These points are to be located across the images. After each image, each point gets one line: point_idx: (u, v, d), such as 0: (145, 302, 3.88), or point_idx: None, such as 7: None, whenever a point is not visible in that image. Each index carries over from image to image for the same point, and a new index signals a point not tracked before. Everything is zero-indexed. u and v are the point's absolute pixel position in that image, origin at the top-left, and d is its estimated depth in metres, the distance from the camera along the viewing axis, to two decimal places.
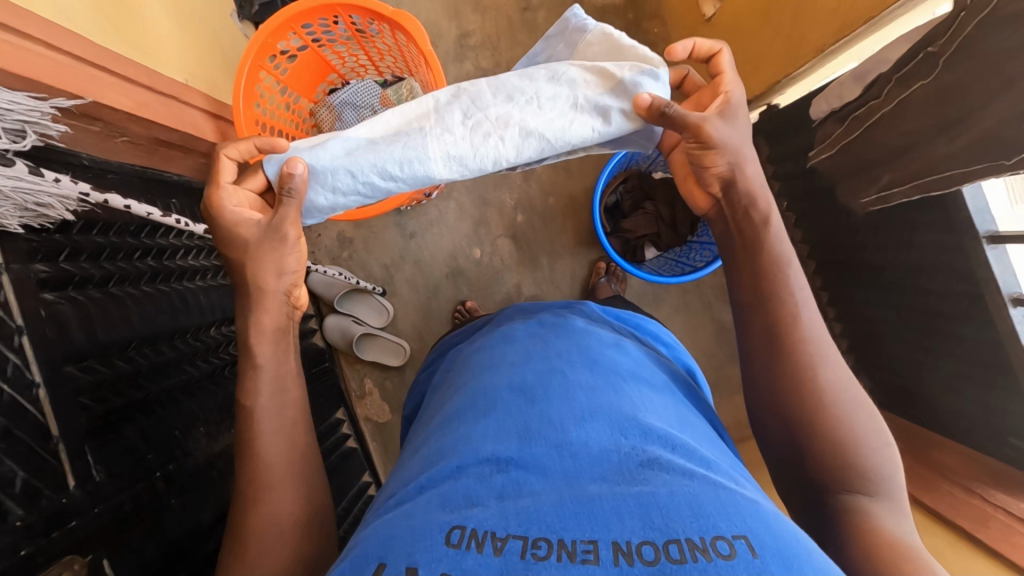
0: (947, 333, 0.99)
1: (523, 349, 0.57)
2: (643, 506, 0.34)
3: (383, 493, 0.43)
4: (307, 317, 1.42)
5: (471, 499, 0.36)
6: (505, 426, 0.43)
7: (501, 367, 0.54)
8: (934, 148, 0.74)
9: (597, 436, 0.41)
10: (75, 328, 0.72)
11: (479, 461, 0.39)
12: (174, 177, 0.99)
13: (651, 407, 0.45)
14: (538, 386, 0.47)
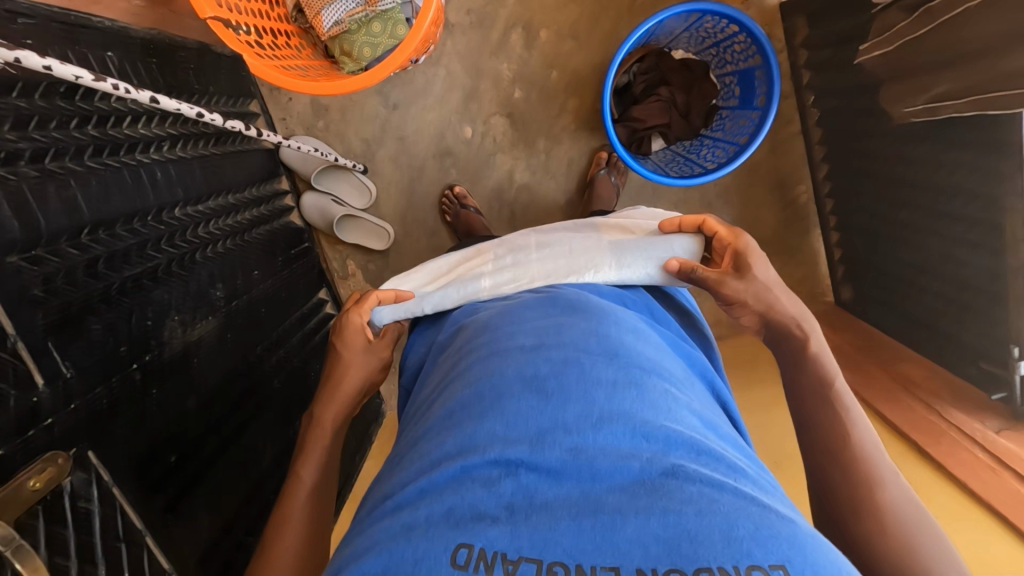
0: (948, 257, 0.97)
1: (531, 317, 0.53)
2: (669, 529, 0.31)
3: (384, 481, 0.42)
4: (282, 193, 1.32)
5: (478, 509, 0.34)
6: (514, 418, 0.40)
7: (508, 337, 0.50)
8: (1011, 58, 0.63)
9: (616, 436, 0.38)
10: (9, 214, 0.64)
11: (486, 463, 0.36)
12: (102, 21, 0.81)
13: (674, 398, 0.42)
14: (551, 368, 0.43)
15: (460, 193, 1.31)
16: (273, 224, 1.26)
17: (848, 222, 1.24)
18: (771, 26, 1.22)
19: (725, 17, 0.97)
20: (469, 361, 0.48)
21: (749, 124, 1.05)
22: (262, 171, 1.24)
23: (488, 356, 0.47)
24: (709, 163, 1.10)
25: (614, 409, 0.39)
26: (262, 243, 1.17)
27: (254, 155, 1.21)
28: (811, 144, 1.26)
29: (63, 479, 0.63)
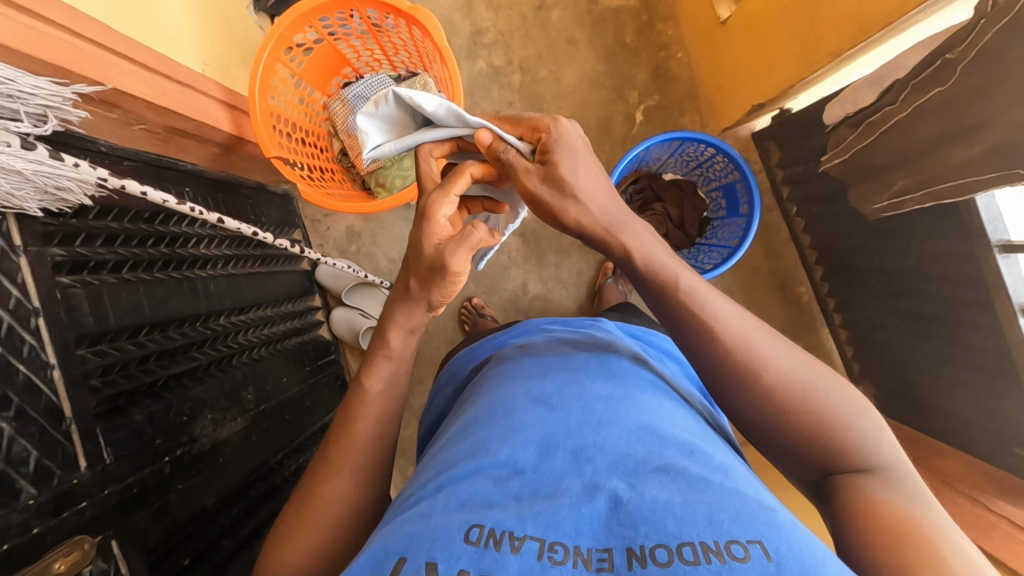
0: (951, 341, 0.99)
1: (538, 357, 0.64)
2: (656, 510, 0.40)
3: (408, 490, 0.51)
4: (313, 309, 1.43)
5: (489, 502, 0.43)
6: (522, 433, 0.50)
7: (518, 373, 0.61)
8: (947, 153, 0.74)
9: (613, 442, 0.47)
10: (87, 312, 0.73)
11: (497, 467, 0.46)
12: (188, 165, 0.99)
13: (666, 412, 0.52)
14: (557, 396, 0.54)
15: (477, 303, 1.41)
16: (304, 336, 1.36)
17: (852, 317, 1.29)
18: (748, 151, 1.40)
19: (702, 143, 1.13)
20: (485, 394, 0.59)
21: (740, 230, 1.16)
22: (297, 289, 1.37)
23: (500, 387, 0.58)
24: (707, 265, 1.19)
25: (609, 426, 0.49)
26: (292, 353, 1.25)
27: (292, 275, 1.35)
28: (802, 248, 1.36)
29: (83, 566, 0.64)
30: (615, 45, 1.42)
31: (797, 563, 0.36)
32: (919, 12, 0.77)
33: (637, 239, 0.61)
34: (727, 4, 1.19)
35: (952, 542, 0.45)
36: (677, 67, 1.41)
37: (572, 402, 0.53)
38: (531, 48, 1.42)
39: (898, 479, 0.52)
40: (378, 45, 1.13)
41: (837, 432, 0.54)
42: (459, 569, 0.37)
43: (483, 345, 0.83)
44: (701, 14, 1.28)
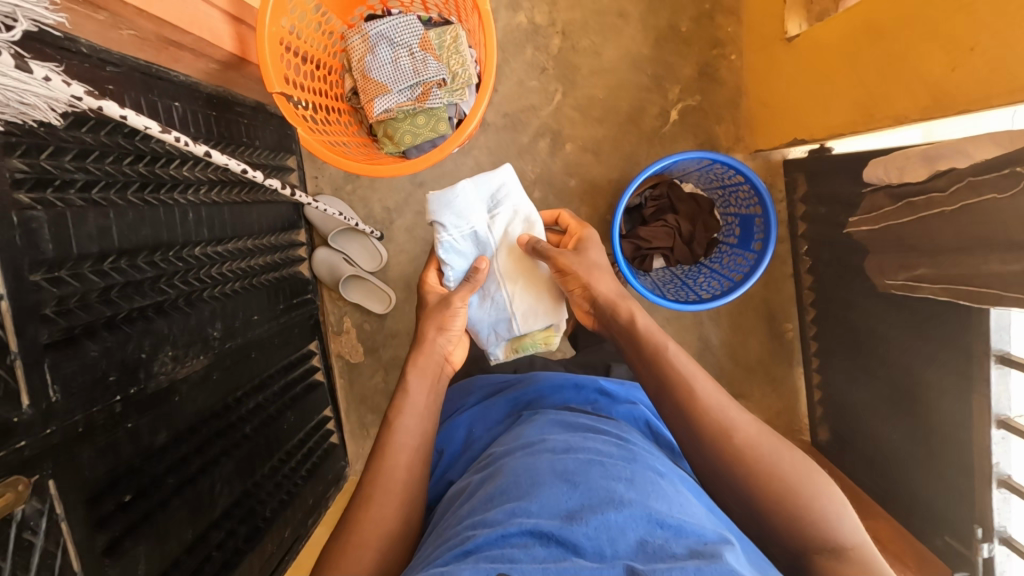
0: (919, 424, 1.01)
1: (558, 430, 0.65)
2: None
3: (433, 551, 0.53)
4: (297, 244, 1.37)
5: (512, 561, 0.45)
6: (546, 500, 0.51)
7: (540, 441, 0.62)
8: (982, 262, 0.71)
9: (631, 512, 0.48)
10: (47, 237, 0.67)
11: (523, 531, 0.48)
12: (178, 76, 0.90)
13: (681, 497, 0.53)
14: (580, 466, 0.55)
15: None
16: (283, 271, 1.31)
17: (829, 366, 1.29)
18: (774, 177, 1.34)
19: (734, 168, 1.06)
20: (510, 458, 0.61)
21: (747, 266, 1.12)
22: (283, 222, 1.30)
23: (523, 455, 0.60)
24: (707, 293, 1.16)
25: (627, 497, 0.50)
26: (268, 288, 1.21)
27: (279, 206, 1.27)
28: (802, 287, 1.35)
29: (17, 506, 0.62)
30: (667, 30, 1.30)
31: None
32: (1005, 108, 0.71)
33: (645, 318, 0.83)
34: (799, 20, 1.09)
35: None
36: (727, 70, 1.31)
37: (592, 474, 0.54)
38: (578, 13, 1.30)
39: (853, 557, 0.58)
40: None
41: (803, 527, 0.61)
42: None
43: (499, 403, 0.88)
44: (768, 22, 1.17)
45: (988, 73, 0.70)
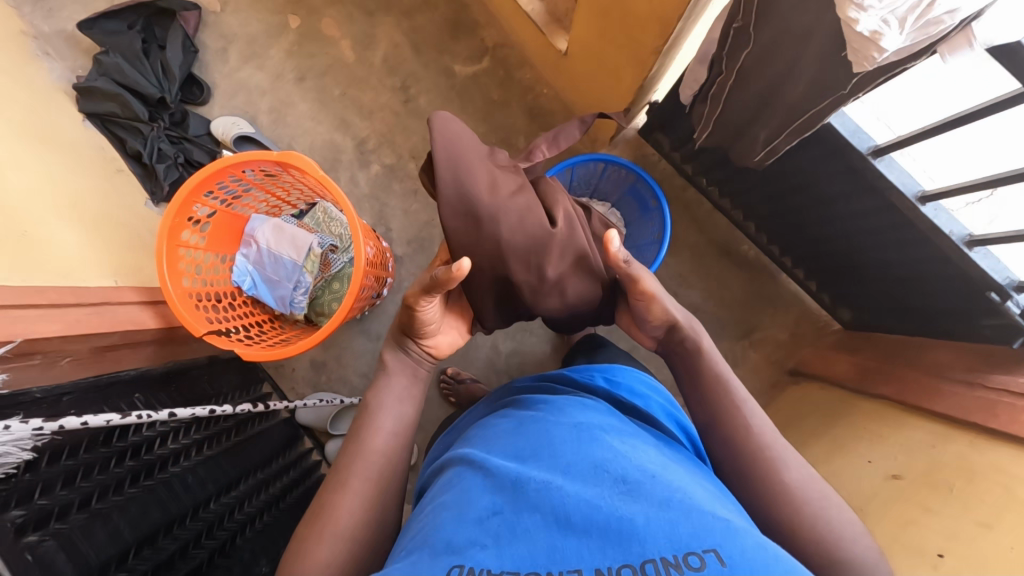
0: (883, 249, 1.03)
1: (505, 422, 0.66)
2: (626, 536, 0.44)
3: (400, 541, 0.53)
4: (307, 452, 1.42)
5: (470, 541, 0.46)
6: (492, 476, 0.53)
7: (490, 439, 0.63)
8: (784, 99, 0.79)
9: (582, 475, 0.51)
10: (64, 562, 0.71)
11: (476, 512, 0.48)
12: (130, 370, 0.97)
13: (629, 443, 0.57)
14: (531, 442, 0.57)
15: (453, 372, 1.42)
16: (305, 484, 1.33)
17: (800, 255, 1.31)
18: (641, 148, 1.46)
19: (592, 161, 1.22)
20: (449, 470, 0.61)
21: (659, 221, 1.22)
22: (284, 440, 1.36)
23: (464, 467, 0.58)
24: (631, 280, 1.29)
25: (584, 470, 0.51)
26: (294, 506, 1.23)
27: (272, 429, 1.34)
28: (726, 212, 1.42)
29: None
30: (486, 103, 1.50)
31: None
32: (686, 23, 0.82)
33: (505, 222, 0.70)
34: (562, 36, 1.26)
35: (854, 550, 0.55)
36: (548, 101, 1.50)
37: (539, 450, 0.56)
38: (415, 136, 1.50)
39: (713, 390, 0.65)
40: (267, 191, 1.18)
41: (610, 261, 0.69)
42: None
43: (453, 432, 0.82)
44: (546, 51, 1.35)
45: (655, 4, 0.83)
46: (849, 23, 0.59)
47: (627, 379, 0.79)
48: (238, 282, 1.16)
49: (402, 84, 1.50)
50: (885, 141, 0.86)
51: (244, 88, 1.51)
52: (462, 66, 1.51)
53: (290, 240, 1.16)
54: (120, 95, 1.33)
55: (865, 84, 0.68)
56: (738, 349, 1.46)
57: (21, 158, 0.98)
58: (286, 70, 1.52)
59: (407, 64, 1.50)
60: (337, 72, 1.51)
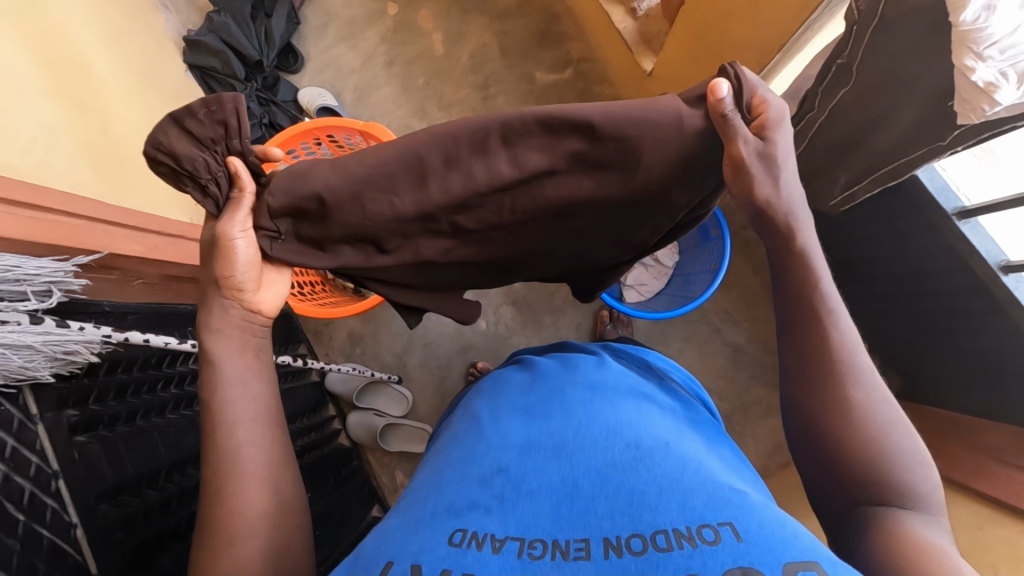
0: (950, 315, 0.99)
1: (521, 380, 0.67)
2: (635, 504, 0.43)
3: (404, 495, 0.54)
4: (330, 418, 1.45)
5: (473, 503, 0.45)
6: (506, 439, 0.53)
7: (504, 393, 0.64)
8: (875, 141, 0.79)
9: (591, 439, 0.50)
10: (105, 466, 0.73)
11: (481, 470, 0.48)
12: (187, 307, 1.04)
13: (647, 412, 0.56)
14: (540, 406, 0.58)
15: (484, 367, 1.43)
16: (325, 447, 1.35)
17: (856, 312, 1.28)
18: None
19: None
20: (460, 421, 0.62)
21: (719, 251, 1.24)
22: (311, 402, 1.39)
23: (476, 421, 0.59)
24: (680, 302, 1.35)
25: (595, 437, 0.50)
26: (314, 468, 1.22)
27: (302, 388, 1.37)
28: None
29: None
30: None
31: (675, 559, 0.38)
32: (779, 60, 0.84)
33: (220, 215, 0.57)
34: (649, 56, 1.28)
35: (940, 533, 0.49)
36: None
37: (553, 412, 0.56)
38: None
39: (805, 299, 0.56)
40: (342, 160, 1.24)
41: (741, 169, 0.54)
42: (442, 570, 0.39)
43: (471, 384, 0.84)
44: (630, 70, 1.37)
45: (757, 34, 0.84)
46: (963, 72, 0.59)
47: (651, 356, 0.80)
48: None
49: (483, 82, 1.55)
50: (974, 204, 0.84)
51: (334, 64, 1.59)
52: (544, 73, 1.54)
53: None
54: (222, 52, 1.39)
55: (966, 139, 0.67)
56: (774, 397, 1.42)
57: (132, 94, 1.05)
58: (377, 53, 1.58)
59: (491, 64, 1.55)
60: (425, 61, 1.57)
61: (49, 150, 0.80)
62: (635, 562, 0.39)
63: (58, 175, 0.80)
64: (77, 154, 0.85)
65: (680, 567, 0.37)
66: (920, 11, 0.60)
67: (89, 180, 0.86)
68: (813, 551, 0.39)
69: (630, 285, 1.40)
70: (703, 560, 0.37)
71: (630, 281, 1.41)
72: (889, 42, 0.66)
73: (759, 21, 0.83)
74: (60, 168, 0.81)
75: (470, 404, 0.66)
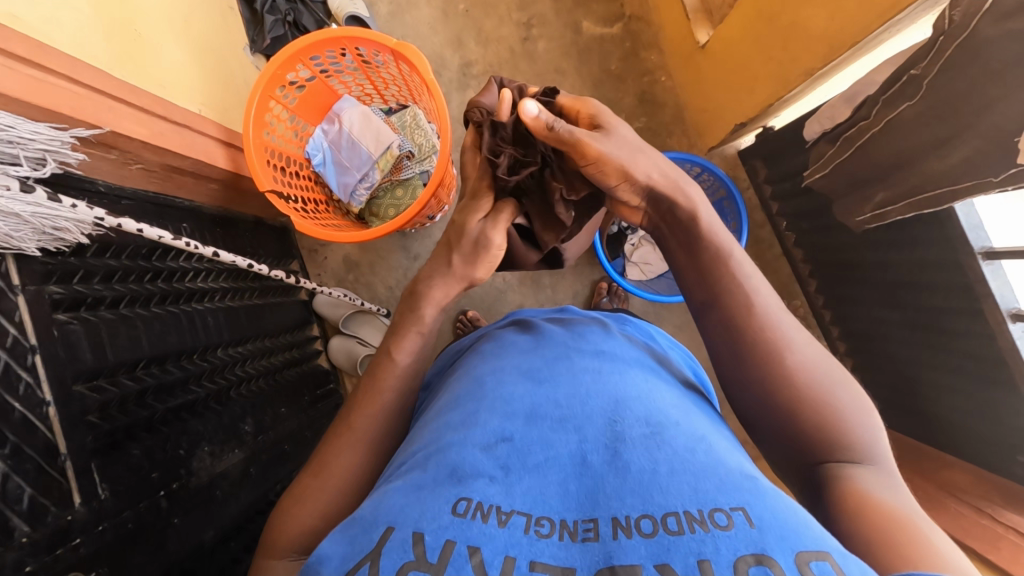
0: (940, 351, 0.99)
1: (525, 342, 0.66)
2: (644, 483, 0.42)
3: (397, 459, 0.53)
4: (312, 339, 1.44)
5: (477, 470, 0.45)
6: (512, 404, 0.53)
7: (509, 353, 0.63)
8: (926, 166, 0.75)
9: (596, 412, 0.50)
10: (85, 348, 0.72)
11: (484, 436, 0.48)
12: (185, 202, 1.01)
13: (653, 386, 0.56)
14: (546, 369, 0.58)
15: (473, 317, 1.43)
16: (304, 366, 1.35)
17: None
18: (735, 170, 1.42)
19: (690, 163, 1.20)
20: (462, 380, 0.62)
21: None
22: (296, 320, 1.37)
23: (481, 382, 0.58)
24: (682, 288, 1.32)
25: (602, 413, 0.50)
26: (291, 383, 1.23)
27: (289, 304, 1.36)
28: (794, 262, 1.39)
29: None
30: (601, 70, 1.45)
31: (683, 545, 0.37)
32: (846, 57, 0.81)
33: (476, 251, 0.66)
34: (705, 28, 1.21)
35: (930, 535, 0.43)
36: (662, 90, 1.45)
37: (559, 378, 0.56)
38: (520, 77, 1.46)
39: (735, 315, 0.54)
40: (367, 78, 1.18)
41: (579, 156, 0.56)
42: (445, 540, 0.38)
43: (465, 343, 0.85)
44: (683, 38, 1.30)
45: (835, 26, 0.80)
46: None
47: (654, 329, 0.79)
48: (310, 154, 1.17)
49: (526, 22, 1.46)
50: (1002, 247, 0.83)
51: None
52: (592, 25, 1.45)
53: (371, 138, 1.17)
54: None
55: (1019, 179, 0.64)
56: None
57: None
58: None
59: (539, 4, 1.45)
60: None
61: (58, 6, 0.73)
62: (644, 545, 0.38)
63: (67, 36, 0.74)
64: (90, 15, 0.78)
65: (692, 552, 0.37)
66: (1023, 33, 0.59)
67: (103, 49, 0.80)
68: (824, 541, 0.38)
69: (633, 263, 1.38)
70: (716, 546, 0.37)
71: (634, 258, 1.38)
72: (973, 63, 0.64)
73: (840, 10, 0.78)
74: (70, 29, 0.75)
75: (474, 363, 0.66)
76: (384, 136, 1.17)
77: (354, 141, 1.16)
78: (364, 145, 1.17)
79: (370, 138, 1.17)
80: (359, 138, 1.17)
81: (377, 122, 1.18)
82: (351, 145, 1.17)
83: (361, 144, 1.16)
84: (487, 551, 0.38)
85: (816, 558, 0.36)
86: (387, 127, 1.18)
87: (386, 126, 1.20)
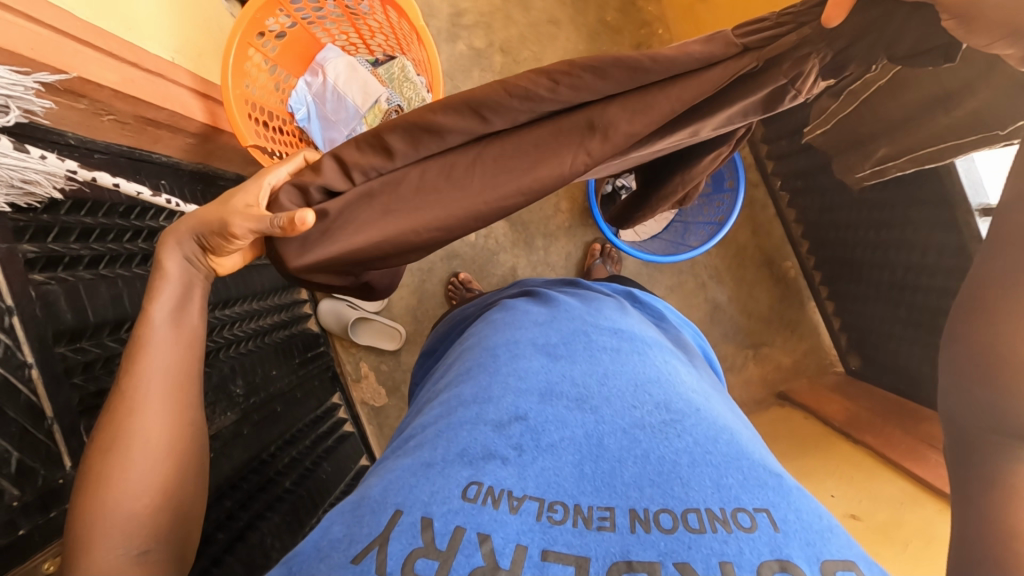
0: (935, 310, 1.00)
1: (537, 317, 0.66)
2: (664, 474, 0.43)
3: (404, 434, 0.54)
4: (301, 302, 1.41)
5: (489, 452, 0.45)
6: (528, 383, 0.52)
7: (521, 328, 0.63)
8: (932, 121, 0.74)
9: (614, 395, 0.50)
10: (65, 308, 0.69)
11: (497, 415, 0.48)
12: (162, 157, 0.97)
13: (670, 370, 0.56)
14: (562, 346, 0.59)
15: (464, 279, 1.41)
16: (292, 329, 1.32)
17: (840, 292, 1.30)
18: None
19: None
20: (475, 353, 0.61)
21: (728, 206, 1.23)
22: (282, 282, 1.34)
23: (495, 359, 0.57)
24: (678, 248, 1.31)
25: (621, 398, 0.50)
26: (281, 346, 1.21)
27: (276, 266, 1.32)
28: (788, 223, 1.39)
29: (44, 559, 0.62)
30: (597, 22, 1.39)
31: (702, 544, 0.38)
32: None
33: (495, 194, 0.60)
34: None
35: None
36: (659, 44, 1.40)
37: (578, 359, 0.56)
38: (513, 28, 1.39)
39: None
40: (352, 25, 1.12)
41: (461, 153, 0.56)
42: (456, 526, 0.38)
43: (471, 308, 0.85)
44: None
45: None
46: None
47: (664, 305, 0.79)
48: (293, 109, 1.12)
49: None
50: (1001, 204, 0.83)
51: None
52: None
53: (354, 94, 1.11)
54: None
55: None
56: (740, 356, 1.46)
57: None
58: None
59: None
60: None
61: None
62: (663, 540, 0.39)
63: None
64: None
65: (713, 553, 0.37)
66: None
67: None
68: (849, 550, 0.39)
69: None
70: (739, 548, 0.37)
71: None
72: None
73: None
74: None
75: (486, 335, 0.65)
76: (365, 91, 1.11)
77: (339, 96, 1.11)
78: (350, 100, 1.11)
79: (356, 92, 1.11)
80: (343, 92, 1.11)
81: (362, 74, 1.12)
82: (335, 101, 1.11)
83: (346, 99, 1.11)
84: (497, 540, 0.38)
85: (841, 568, 0.37)
86: (372, 78, 1.13)
87: (370, 74, 1.14)
